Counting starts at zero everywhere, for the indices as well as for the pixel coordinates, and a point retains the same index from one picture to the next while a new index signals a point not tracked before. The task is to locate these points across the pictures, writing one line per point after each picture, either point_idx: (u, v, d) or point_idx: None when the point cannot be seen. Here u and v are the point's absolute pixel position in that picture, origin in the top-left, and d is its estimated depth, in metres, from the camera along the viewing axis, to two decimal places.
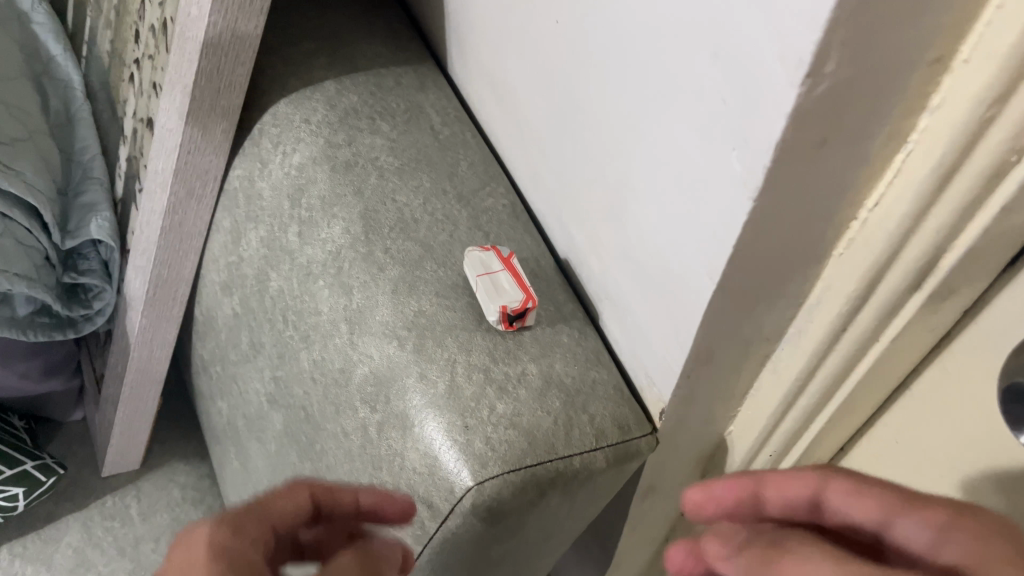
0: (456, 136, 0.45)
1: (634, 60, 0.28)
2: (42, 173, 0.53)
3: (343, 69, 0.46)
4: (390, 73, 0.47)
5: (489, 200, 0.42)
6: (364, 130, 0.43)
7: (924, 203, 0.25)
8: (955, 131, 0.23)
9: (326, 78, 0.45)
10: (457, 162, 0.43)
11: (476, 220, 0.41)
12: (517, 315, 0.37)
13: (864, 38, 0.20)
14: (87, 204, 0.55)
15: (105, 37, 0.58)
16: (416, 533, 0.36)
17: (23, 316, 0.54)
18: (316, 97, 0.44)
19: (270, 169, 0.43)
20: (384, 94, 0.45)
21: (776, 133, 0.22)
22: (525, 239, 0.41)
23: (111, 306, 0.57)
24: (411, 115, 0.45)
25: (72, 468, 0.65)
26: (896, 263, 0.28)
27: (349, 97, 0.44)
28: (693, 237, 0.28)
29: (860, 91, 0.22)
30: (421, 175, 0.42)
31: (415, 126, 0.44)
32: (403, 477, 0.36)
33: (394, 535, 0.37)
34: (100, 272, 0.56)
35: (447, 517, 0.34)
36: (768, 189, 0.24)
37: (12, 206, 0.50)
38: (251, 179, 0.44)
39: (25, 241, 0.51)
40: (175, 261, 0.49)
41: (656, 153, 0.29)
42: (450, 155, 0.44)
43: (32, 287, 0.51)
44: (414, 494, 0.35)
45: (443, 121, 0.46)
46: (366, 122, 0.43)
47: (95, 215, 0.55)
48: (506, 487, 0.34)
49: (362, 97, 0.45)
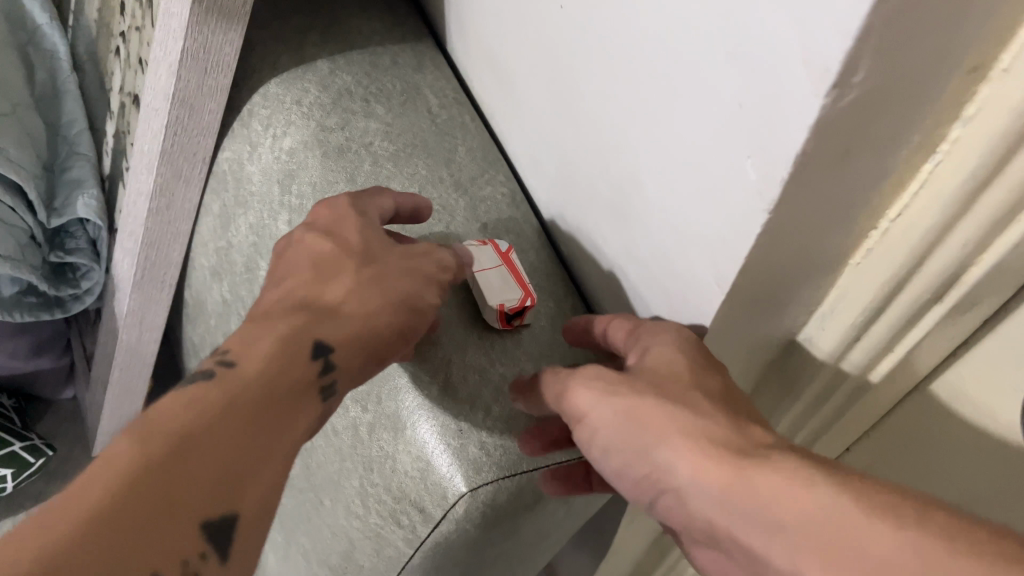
0: (454, 120, 0.43)
1: (644, 53, 0.26)
2: (26, 149, 0.51)
3: (337, 47, 0.44)
4: (385, 51, 0.45)
5: (488, 188, 0.41)
6: (357, 113, 0.41)
7: (950, 218, 0.23)
8: (990, 145, 0.21)
9: (319, 56, 0.43)
10: (454, 148, 0.42)
11: (473, 210, 0.40)
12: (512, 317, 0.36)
13: (898, 46, 0.18)
14: (73, 181, 0.54)
15: (93, 6, 0.56)
16: (407, 537, 0.35)
17: (8, 297, 0.53)
18: (309, 77, 0.42)
19: (260, 152, 0.41)
20: (380, 74, 0.43)
21: (797, 145, 0.20)
22: (524, 231, 0.40)
23: (100, 285, 0.55)
24: (407, 97, 0.43)
25: (62, 448, 0.64)
26: (915, 278, 0.26)
27: (343, 77, 0.42)
28: (702, 244, 0.27)
29: (889, 100, 0.20)
30: (417, 162, 0.40)
31: (412, 109, 0.43)
32: (394, 478, 0.35)
33: (384, 538, 0.36)
34: (88, 251, 0.54)
35: (440, 522, 0.33)
36: (785, 200, 0.22)
37: None
38: (240, 162, 0.42)
39: (8, 220, 0.49)
40: (163, 244, 0.48)
41: (665, 154, 0.27)
42: (448, 140, 0.42)
43: (16, 268, 0.49)
44: (406, 498, 0.34)
45: (441, 103, 0.44)
46: (360, 104, 0.41)
47: (82, 193, 0.53)
48: (501, 493, 0.33)
49: (356, 77, 0.43)
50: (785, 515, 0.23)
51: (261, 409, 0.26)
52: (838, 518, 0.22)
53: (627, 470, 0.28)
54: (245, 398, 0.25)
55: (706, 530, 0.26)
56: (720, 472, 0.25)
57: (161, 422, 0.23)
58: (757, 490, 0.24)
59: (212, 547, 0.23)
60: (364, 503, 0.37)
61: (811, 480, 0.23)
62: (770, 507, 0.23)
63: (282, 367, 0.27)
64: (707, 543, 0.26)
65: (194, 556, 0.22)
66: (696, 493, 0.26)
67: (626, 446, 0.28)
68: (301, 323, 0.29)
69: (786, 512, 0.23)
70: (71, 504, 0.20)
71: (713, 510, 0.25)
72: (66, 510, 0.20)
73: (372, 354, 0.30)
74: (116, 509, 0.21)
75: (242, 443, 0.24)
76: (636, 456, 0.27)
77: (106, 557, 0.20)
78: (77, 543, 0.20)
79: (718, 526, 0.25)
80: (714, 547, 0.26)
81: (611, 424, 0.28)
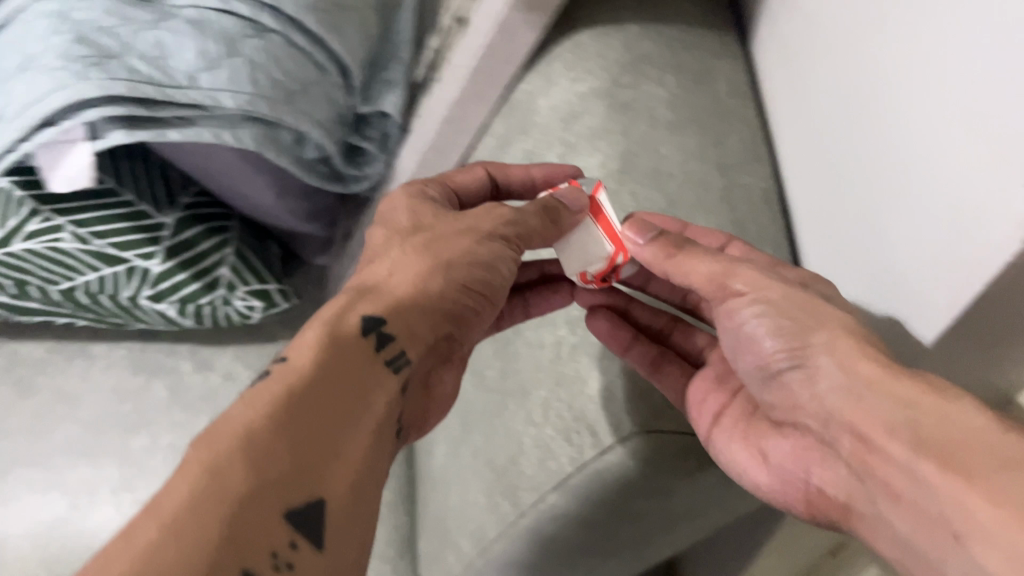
0: (735, 109, 0.45)
1: (958, 76, 0.28)
2: (363, 43, 0.59)
3: (651, 17, 0.47)
4: (688, 33, 0.48)
5: (748, 177, 0.43)
6: (651, 78, 0.44)
7: None
8: None
9: (632, 20, 0.47)
10: (728, 133, 0.44)
11: (728, 191, 0.42)
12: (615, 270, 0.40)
13: None
14: (388, 79, 0.62)
15: None
16: (572, 455, 0.39)
17: (307, 159, 0.59)
18: (617, 36, 0.46)
19: (554, 90, 0.46)
20: (682, 50, 0.46)
21: None
22: (768, 225, 0.41)
23: (379, 174, 0.65)
24: (700, 77, 0.46)
25: (303, 304, 0.74)
26: None
27: (648, 43, 0.46)
28: (951, 262, 0.28)
29: None
30: (690, 134, 0.43)
31: (700, 88, 0.45)
32: (575, 408, 0.39)
33: (551, 451, 0.40)
34: (379, 141, 0.63)
35: (607, 452, 0.37)
36: None
37: (332, 63, 0.57)
38: (534, 94, 0.47)
39: (332, 95, 0.58)
40: (444, 150, 0.54)
41: (941, 173, 0.29)
42: (724, 125, 0.44)
43: (325, 136, 0.57)
44: (584, 421, 0.38)
45: (728, 91, 0.46)
46: (655, 72, 0.45)
47: (392, 91, 0.61)
48: (667, 444, 0.37)
49: (659, 47, 0.46)
50: (914, 408, 0.30)
51: (344, 359, 0.30)
52: (956, 422, 0.29)
53: (772, 345, 0.35)
54: (290, 399, 0.27)
55: (828, 413, 0.33)
56: (866, 366, 0.32)
57: (225, 426, 0.26)
58: (893, 387, 0.31)
59: (298, 534, 0.25)
60: (543, 415, 0.41)
61: (955, 397, 0.30)
62: (902, 401, 0.30)
63: (323, 357, 0.30)
64: (817, 423, 0.34)
65: (282, 545, 0.25)
66: (828, 373, 0.33)
67: (773, 319, 0.35)
68: (350, 300, 0.34)
69: (914, 407, 0.30)
70: (143, 535, 0.22)
71: (847, 392, 0.32)
72: (151, 524, 0.23)
73: (430, 328, 0.35)
74: (239, 438, 0.25)
75: (328, 380, 0.29)
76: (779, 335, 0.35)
77: (186, 554, 0.22)
78: (152, 556, 0.22)
79: (845, 411, 0.32)
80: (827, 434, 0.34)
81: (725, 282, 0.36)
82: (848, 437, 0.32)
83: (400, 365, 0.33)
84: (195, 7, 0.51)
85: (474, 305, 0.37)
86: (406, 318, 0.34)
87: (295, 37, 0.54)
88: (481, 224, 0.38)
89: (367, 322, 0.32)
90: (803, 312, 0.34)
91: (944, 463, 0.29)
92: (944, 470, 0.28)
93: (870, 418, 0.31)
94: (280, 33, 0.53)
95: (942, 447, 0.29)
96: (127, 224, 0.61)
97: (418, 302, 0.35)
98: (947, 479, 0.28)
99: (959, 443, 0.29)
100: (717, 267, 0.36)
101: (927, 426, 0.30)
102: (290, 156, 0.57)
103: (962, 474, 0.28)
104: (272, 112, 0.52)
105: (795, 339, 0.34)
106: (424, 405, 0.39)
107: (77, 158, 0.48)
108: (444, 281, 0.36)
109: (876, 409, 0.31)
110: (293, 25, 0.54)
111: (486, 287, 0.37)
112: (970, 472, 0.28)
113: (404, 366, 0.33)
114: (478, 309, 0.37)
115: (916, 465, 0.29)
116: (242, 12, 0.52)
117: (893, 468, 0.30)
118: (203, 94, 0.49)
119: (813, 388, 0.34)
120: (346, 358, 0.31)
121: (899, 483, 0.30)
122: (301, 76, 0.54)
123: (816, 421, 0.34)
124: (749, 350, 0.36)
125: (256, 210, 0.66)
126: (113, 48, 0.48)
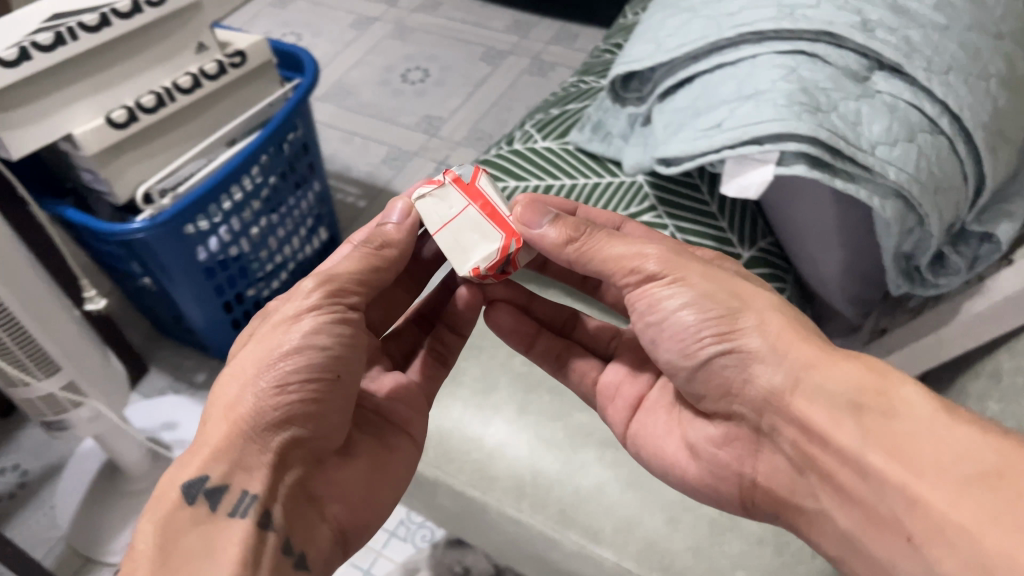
0: None
1: None
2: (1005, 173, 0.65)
3: None
4: None
5: None
6: None
7: None
8: None
9: None
10: None
11: None
12: (508, 257, 0.63)
13: None
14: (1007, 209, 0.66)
15: None
16: None
17: (904, 249, 0.66)
18: None
19: None
20: None
21: None
22: None
23: (949, 288, 0.70)
24: None
25: None
26: None
27: None
28: None
29: None
30: None
31: None
32: None
33: None
34: (968, 259, 0.68)
35: None
36: None
37: (973, 177, 0.63)
38: None
39: (960, 203, 0.63)
40: None
41: None
42: None
43: (939, 234, 0.63)
44: None
45: None
46: None
47: (1008, 220, 0.66)
48: None
49: None
50: (866, 398, 0.55)
51: (179, 523, 0.55)
52: (907, 409, 0.53)
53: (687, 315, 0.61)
54: (150, 545, 0.53)
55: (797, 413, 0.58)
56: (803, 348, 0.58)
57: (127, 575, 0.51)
58: (835, 381, 0.56)
59: None
60: None
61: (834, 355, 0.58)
62: (847, 384, 0.56)
63: (171, 508, 0.56)
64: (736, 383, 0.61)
65: None
66: (772, 373, 0.59)
67: (696, 300, 0.61)
68: (207, 445, 0.58)
69: (853, 390, 0.56)
70: None
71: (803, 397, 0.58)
72: None
73: (261, 456, 0.59)
74: (163, 551, 0.53)
75: (196, 525, 0.56)
76: (711, 313, 0.61)
77: None
78: None
79: (795, 396, 0.58)
80: (763, 421, 0.61)
81: (639, 269, 0.63)
82: (792, 427, 0.59)
83: (245, 510, 0.57)
84: (892, 94, 0.61)
85: (320, 382, 0.61)
86: (235, 468, 0.58)
87: (958, 144, 0.61)
88: (272, 352, 0.60)
89: (195, 480, 0.57)
90: (731, 304, 0.61)
91: (896, 451, 0.52)
92: (891, 452, 0.52)
93: (820, 411, 0.56)
94: (947, 136, 0.60)
95: (885, 427, 0.53)
96: (713, 246, 0.76)
97: (237, 448, 0.58)
98: (886, 455, 0.53)
99: (901, 425, 0.53)
100: (628, 250, 0.63)
101: (864, 404, 0.55)
102: (900, 238, 0.63)
103: (908, 460, 0.52)
104: (919, 196, 0.59)
105: (731, 326, 0.60)
106: (325, 524, 0.63)
107: (757, 175, 0.61)
108: (332, 331, 0.62)
109: (828, 395, 0.56)
110: (960, 134, 0.61)
111: (300, 401, 0.60)
112: (917, 455, 0.51)
113: (248, 507, 0.57)
114: (305, 423, 0.61)
115: (861, 444, 0.54)
116: (929, 111, 0.60)
117: (846, 451, 0.55)
118: (877, 161, 0.58)
119: (751, 379, 0.60)
120: (188, 522, 0.55)
121: (851, 476, 0.54)
122: (950, 178, 0.61)
123: (750, 409, 0.62)
124: (694, 343, 0.61)
125: (819, 277, 0.76)
126: (823, 105, 0.59)
